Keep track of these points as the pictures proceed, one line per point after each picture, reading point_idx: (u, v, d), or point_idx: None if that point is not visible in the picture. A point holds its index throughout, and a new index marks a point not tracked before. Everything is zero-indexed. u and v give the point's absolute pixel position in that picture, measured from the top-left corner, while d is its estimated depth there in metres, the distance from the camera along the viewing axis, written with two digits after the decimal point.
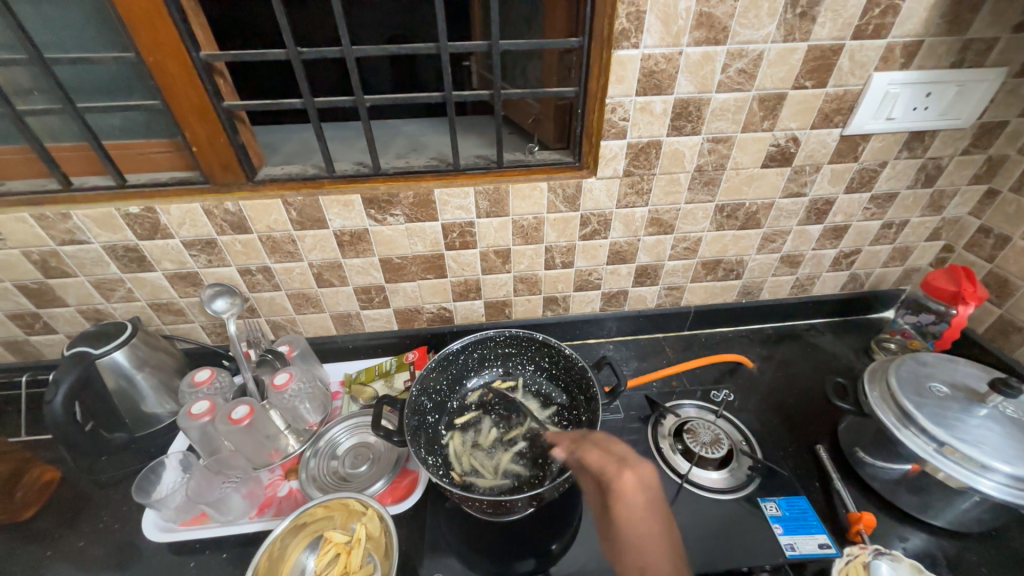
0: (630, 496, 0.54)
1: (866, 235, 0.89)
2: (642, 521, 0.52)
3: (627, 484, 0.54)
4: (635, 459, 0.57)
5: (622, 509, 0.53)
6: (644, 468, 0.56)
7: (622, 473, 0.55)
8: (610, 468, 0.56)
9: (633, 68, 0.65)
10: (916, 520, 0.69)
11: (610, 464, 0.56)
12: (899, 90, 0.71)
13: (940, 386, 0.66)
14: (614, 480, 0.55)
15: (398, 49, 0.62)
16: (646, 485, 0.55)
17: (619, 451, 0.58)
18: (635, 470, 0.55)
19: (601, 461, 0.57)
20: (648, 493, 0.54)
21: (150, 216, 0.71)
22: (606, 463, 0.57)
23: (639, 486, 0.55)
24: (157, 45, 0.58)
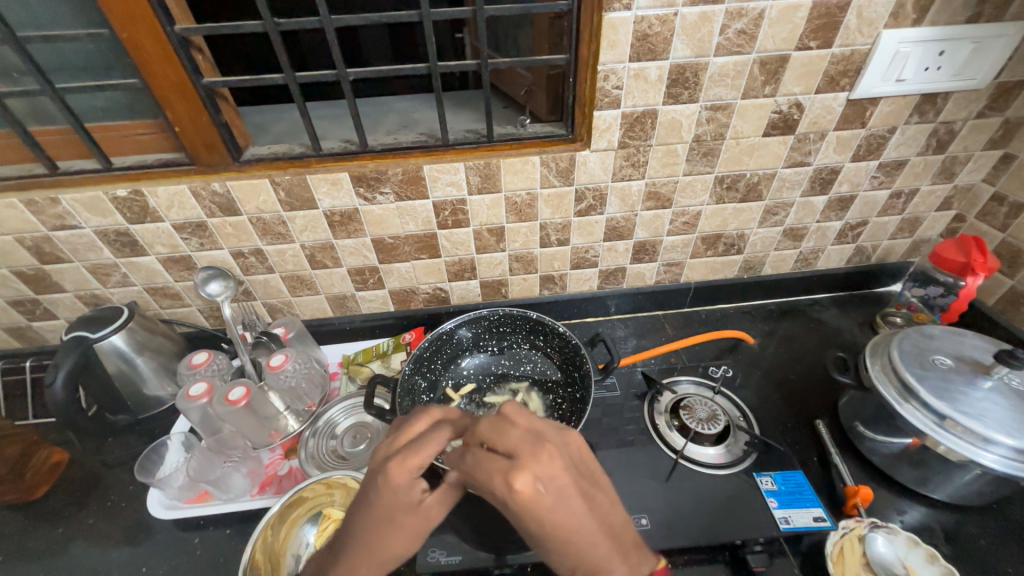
0: (539, 509, 0.41)
1: (873, 205, 0.86)
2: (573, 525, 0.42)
3: (528, 492, 0.41)
4: (527, 452, 0.42)
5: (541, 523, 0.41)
6: (541, 463, 0.42)
7: (515, 482, 0.41)
8: (501, 477, 0.42)
9: (625, 32, 0.62)
10: (915, 493, 0.68)
11: (498, 474, 0.42)
12: (910, 49, 0.67)
13: (943, 358, 0.64)
14: (510, 496, 0.41)
15: (381, 17, 0.61)
16: (551, 484, 0.41)
17: (507, 444, 0.44)
18: (530, 471, 0.41)
19: (492, 472, 0.42)
20: (561, 491, 0.41)
21: (138, 200, 0.70)
22: (493, 475, 0.42)
23: (545, 487, 0.41)
24: (129, 19, 0.56)
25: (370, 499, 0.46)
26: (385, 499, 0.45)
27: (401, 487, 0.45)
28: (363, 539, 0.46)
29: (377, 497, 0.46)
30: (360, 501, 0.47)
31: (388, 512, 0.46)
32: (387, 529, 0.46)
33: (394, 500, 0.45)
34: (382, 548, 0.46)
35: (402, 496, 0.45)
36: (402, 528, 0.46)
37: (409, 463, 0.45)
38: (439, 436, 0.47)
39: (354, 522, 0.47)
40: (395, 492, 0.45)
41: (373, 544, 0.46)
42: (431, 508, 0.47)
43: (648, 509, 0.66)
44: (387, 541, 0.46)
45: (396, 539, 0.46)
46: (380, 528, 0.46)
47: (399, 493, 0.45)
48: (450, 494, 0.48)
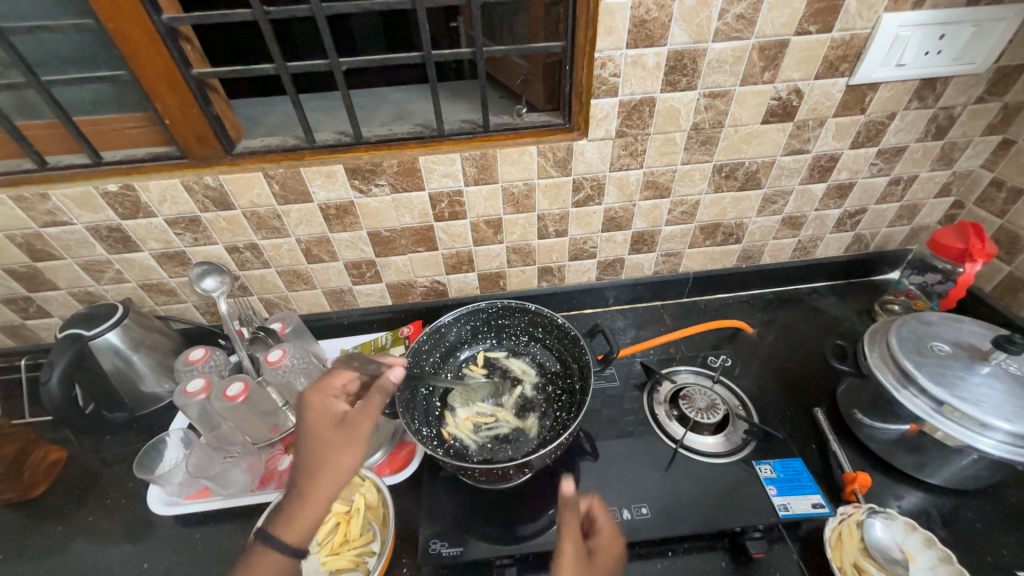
0: None
1: (872, 192, 0.86)
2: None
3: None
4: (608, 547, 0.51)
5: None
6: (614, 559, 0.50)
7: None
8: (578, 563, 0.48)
9: (622, 17, 0.61)
10: (913, 479, 0.69)
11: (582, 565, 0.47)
12: (910, 33, 0.66)
13: (941, 345, 0.64)
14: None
15: (374, 4, 0.60)
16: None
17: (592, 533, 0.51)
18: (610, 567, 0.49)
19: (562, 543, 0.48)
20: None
21: (130, 195, 0.69)
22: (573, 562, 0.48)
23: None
24: (114, 9, 0.55)
25: (303, 426, 0.53)
26: (316, 421, 0.53)
27: (327, 408, 0.54)
28: (306, 460, 0.51)
29: (306, 424, 0.53)
30: (297, 434, 0.53)
31: (320, 429, 0.52)
32: (324, 444, 0.51)
33: (324, 418, 0.53)
34: (329, 461, 0.50)
35: (330, 411, 0.54)
36: (338, 439, 0.51)
37: (326, 386, 0.56)
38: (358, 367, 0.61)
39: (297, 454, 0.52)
40: (324, 407, 0.54)
41: (319, 464, 0.50)
42: (358, 421, 0.52)
43: (648, 498, 0.66)
44: (329, 457, 0.51)
45: (340, 454, 0.51)
46: (318, 445, 0.51)
47: (325, 409, 0.54)
48: (374, 405, 0.53)
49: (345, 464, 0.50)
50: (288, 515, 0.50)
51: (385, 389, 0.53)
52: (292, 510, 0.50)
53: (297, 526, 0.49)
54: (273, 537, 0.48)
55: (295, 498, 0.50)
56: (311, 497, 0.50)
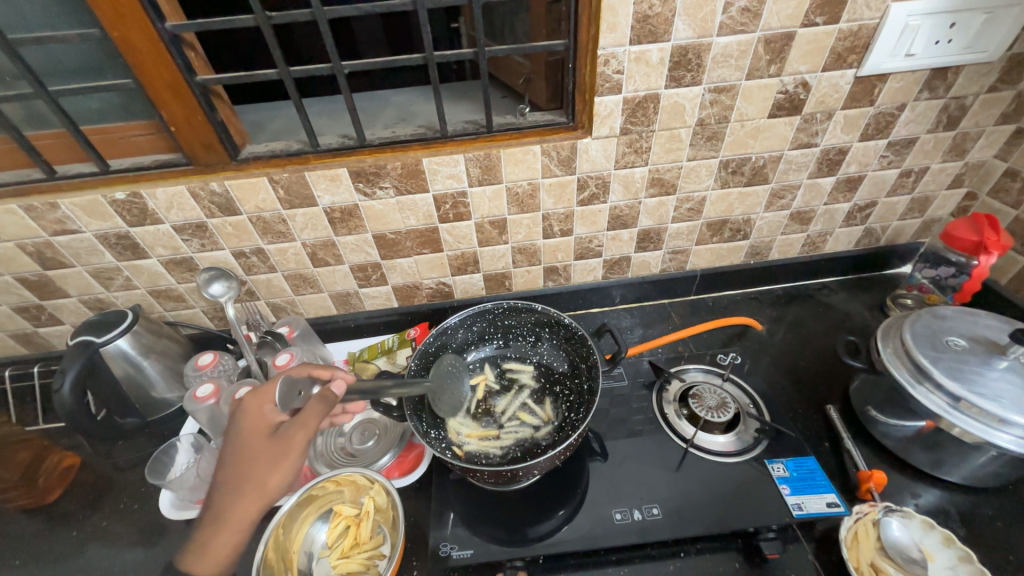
0: None
1: (883, 185, 0.84)
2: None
3: None
4: None
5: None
6: None
7: None
8: None
9: (625, 14, 0.60)
10: (930, 476, 0.68)
11: None
12: (920, 22, 0.65)
13: (957, 339, 0.63)
14: None
15: (374, 7, 0.59)
16: None
17: None
18: None
19: None
20: None
21: (137, 202, 0.69)
22: None
23: None
24: (118, 18, 0.55)
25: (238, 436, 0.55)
26: (250, 434, 0.55)
27: (263, 416, 0.56)
28: (233, 475, 0.54)
29: (241, 433, 0.56)
30: (228, 444, 0.56)
31: (254, 440, 0.55)
32: (258, 453, 0.54)
33: (259, 431, 0.55)
34: (257, 476, 0.54)
35: (267, 421, 0.56)
36: (269, 452, 0.54)
37: (266, 393, 0.58)
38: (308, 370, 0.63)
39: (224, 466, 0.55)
40: (258, 417, 0.56)
41: (245, 478, 0.54)
42: (292, 436, 0.54)
43: (658, 499, 0.66)
44: (256, 474, 0.54)
45: (266, 472, 0.54)
46: (249, 459, 0.54)
47: (262, 422, 0.56)
48: (313, 418, 0.55)
49: (271, 482, 0.54)
50: (201, 543, 0.54)
51: (326, 399, 0.57)
52: (206, 538, 0.54)
53: (209, 554, 0.54)
54: (182, 570, 0.53)
55: (213, 521, 0.54)
56: (231, 516, 0.54)
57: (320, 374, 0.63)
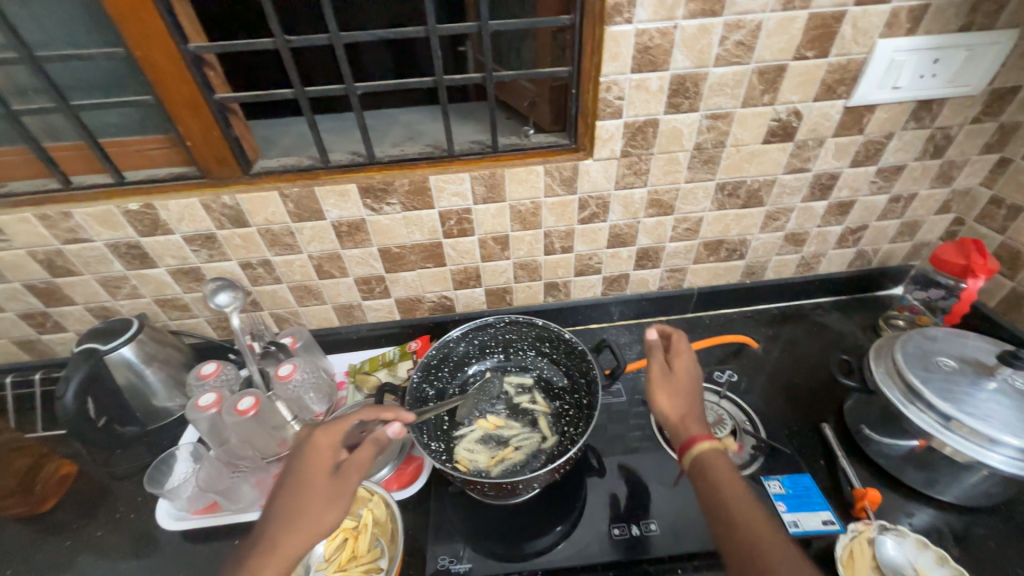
0: None
1: (873, 210, 0.87)
2: (774, 551, 0.46)
3: None
4: None
5: (659, 409, 0.59)
6: None
7: None
8: None
9: (626, 44, 0.64)
10: (923, 496, 0.69)
11: None
12: (905, 57, 0.68)
13: (947, 360, 0.65)
14: None
15: (388, 33, 0.62)
16: None
17: None
18: None
19: None
20: None
21: (149, 213, 0.71)
22: None
23: None
24: (143, 38, 0.58)
25: (299, 470, 0.55)
26: (313, 465, 0.55)
27: (323, 453, 0.55)
28: (288, 508, 0.53)
29: (302, 465, 0.55)
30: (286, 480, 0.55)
31: (314, 476, 0.54)
32: (315, 493, 0.53)
33: (320, 465, 0.55)
34: (304, 517, 0.52)
35: (329, 458, 0.55)
36: (324, 491, 0.54)
37: (335, 428, 0.56)
38: (376, 411, 0.59)
39: (281, 497, 0.54)
40: (321, 455, 0.55)
41: (297, 517, 0.52)
42: (351, 475, 0.54)
43: (656, 514, 0.66)
44: (307, 511, 0.53)
45: (314, 516, 0.52)
46: (305, 491, 0.54)
47: (323, 455, 0.55)
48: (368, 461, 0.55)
49: (318, 524, 0.52)
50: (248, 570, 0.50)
51: (380, 440, 0.56)
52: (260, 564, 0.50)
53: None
54: None
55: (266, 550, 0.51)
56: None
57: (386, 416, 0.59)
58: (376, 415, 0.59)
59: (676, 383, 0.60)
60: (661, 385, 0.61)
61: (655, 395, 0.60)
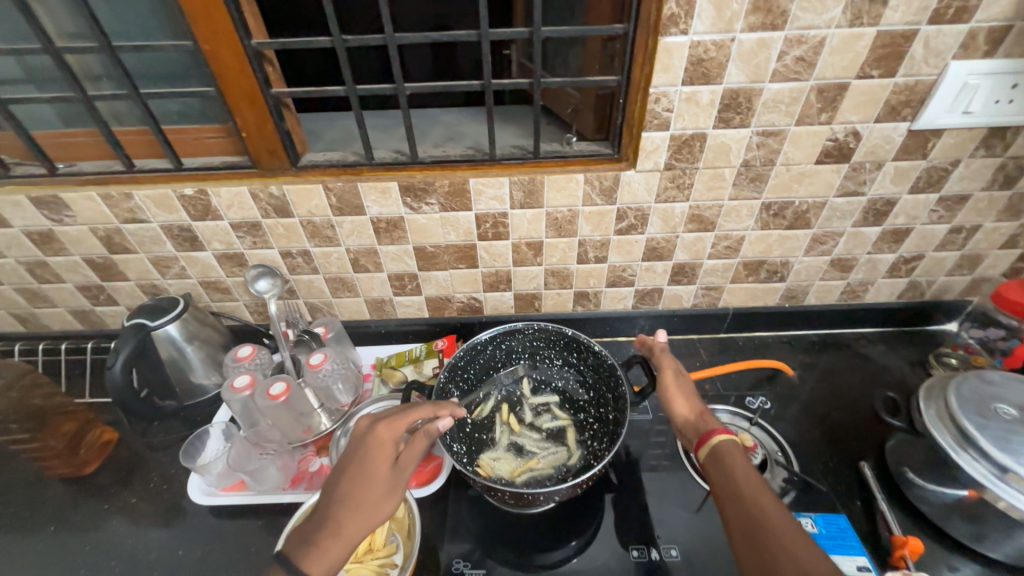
0: None
1: (931, 239, 0.82)
2: (778, 521, 0.48)
3: None
4: None
5: (675, 410, 0.64)
6: None
7: None
8: None
9: (680, 56, 0.62)
10: (969, 550, 0.64)
11: None
12: (980, 81, 0.64)
13: (1007, 408, 0.59)
14: None
15: (440, 35, 0.63)
16: None
17: None
18: None
19: None
20: None
21: (202, 199, 0.74)
22: None
23: None
24: (211, 33, 0.61)
25: (362, 457, 0.56)
26: (374, 456, 0.56)
27: (385, 444, 0.57)
28: (351, 493, 0.55)
29: (365, 453, 0.57)
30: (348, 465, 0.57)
31: (376, 465, 0.56)
32: (377, 481, 0.55)
33: (382, 457, 0.56)
34: (365, 505, 0.55)
35: (390, 448, 0.57)
36: (386, 480, 0.56)
37: (396, 421, 0.58)
38: (433, 407, 0.60)
39: (344, 481, 0.56)
40: (383, 445, 0.57)
41: (361, 503, 0.55)
42: (409, 466, 0.57)
43: (676, 540, 0.64)
44: (368, 499, 0.55)
45: (374, 504, 0.55)
46: (367, 481, 0.55)
47: (385, 447, 0.57)
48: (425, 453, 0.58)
49: (380, 510, 0.55)
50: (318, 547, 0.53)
51: (432, 434, 0.58)
52: (329, 542, 0.53)
53: (328, 557, 0.52)
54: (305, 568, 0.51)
55: (333, 530, 0.53)
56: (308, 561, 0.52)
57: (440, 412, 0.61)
58: (432, 411, 0.60)
59: (684, 386, 0.65)
60: (676, 390, 0.65)
61: (669, 396, 0.65)
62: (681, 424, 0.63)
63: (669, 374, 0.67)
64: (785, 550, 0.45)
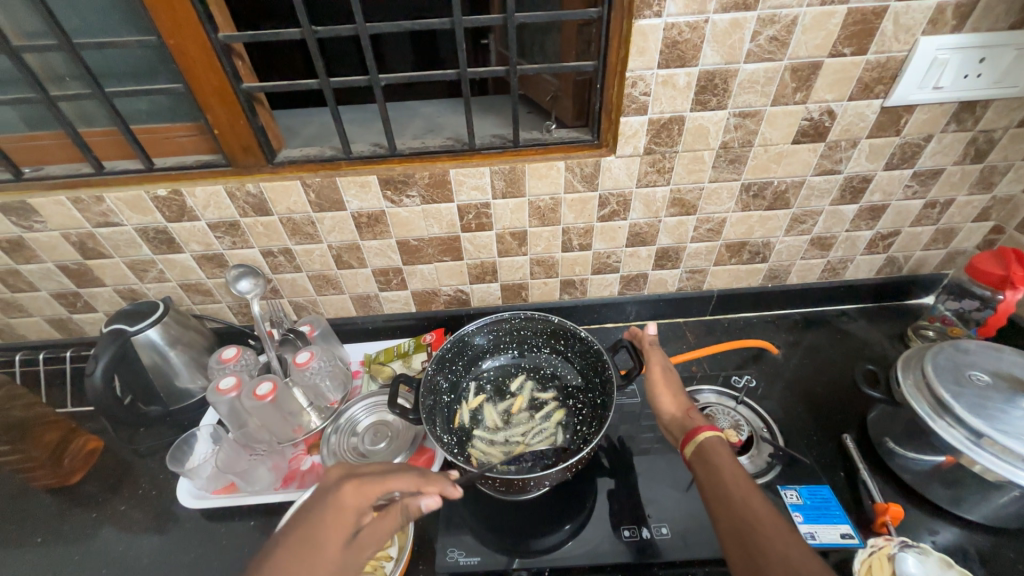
0: None
1: (907, 215, 0.84)
2: (768, 521, 0.47)
3: None
4: None
5: (662, 407, 0.65)
6: None
7: None
8: None
9: (654, 39, 0.62)
10: (948, 514, 0.66)
11: None
12: (949, 56, 0.65)
13: (980, 374, 0.62)
14: None
15: (413, 24, 0.62)
16: None
17: None
18: None
19: None
20: None
21: (177, 199, 0.73)
22: None
23: None
24: (174, 26, 0.59)
25: (316, 525, 0.50)
26: (332, 522, 0.50)
27: (349, 513, 0.51)
28: (293, 563, 0.48)
29: (323, 520, 0.50)
30: (299, 530, 0.50)
31: (331, 536, 0.50)
32: (325, 558, 0.48)
33: (340, 526, 0.50)
34: None
35: (353, 520, 0.51)
36: (337, 559, 0.49)
37: (370, 489, 0.52)
38: (418, 480, 0.54)
39: (288, 548, 0.49)
40: (345, 513, 0.51)
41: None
42: (367, 548, 0.51)
43: (667, 518, 0.65)
44: (308, 573, 0.47)
45: None
46: (316, 553, 0.48)
47: (347, 515, 0.51)
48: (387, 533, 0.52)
49: None
50: None
51: (407, 510, 0.53)
52: None
53: None
54: None
55: None
56: None
57: (424, 487, 0.54)
58: (416, 483, 0.54)
59: (672, 382, 0.67)
60: (664, 388, 0.66)
61: (657, 392, 0.66)
62: (668, 420, 0.64)
63: (657, 370, 0.68)
64: (773, 544, 0.45)
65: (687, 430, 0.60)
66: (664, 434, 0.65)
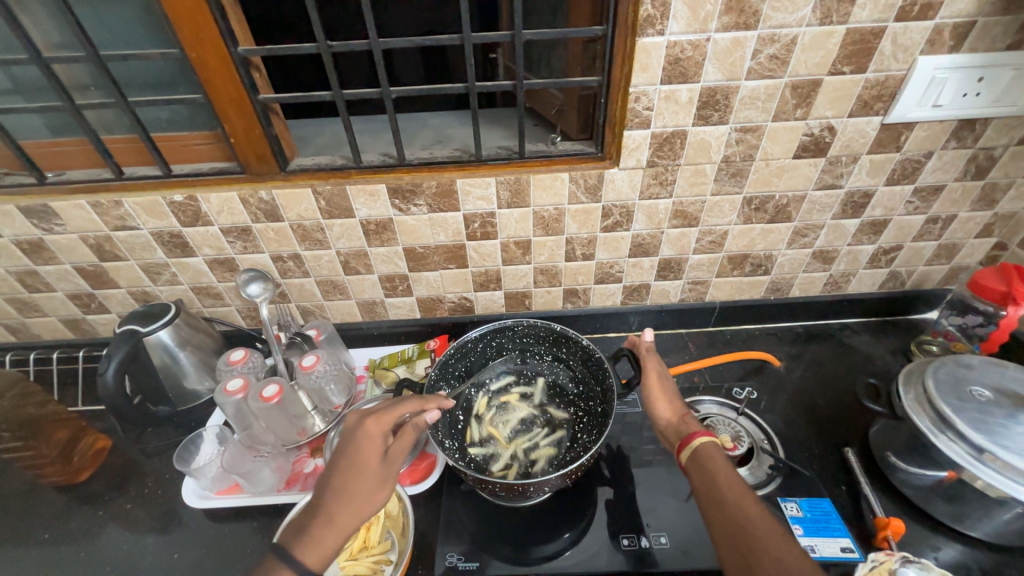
0: None
1: (909, 230, 0.85)
2: (764, 528, 0.47)
3: None
4: None
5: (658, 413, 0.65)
6: None
7: None
8: None
9: (657, 56, 0.64)
10: (951, 530, 0.66)
11: None
12: (947, 75, 0.66)
13: (982, 390, 0.62)
14: None
15: (424, 40, 0.64)
16: None
17: None
18: None
19: None
20: None
21: (192, 205, 0.75)
22: None
23: None
24: (196, 40, 0.62)
25: (351, 451, 0.56)
26: (366, 448, 0.56)
27: (375, 439, 0.56)
28: (342, 485, 0.54)
29: (355, 449, 0.56)
30: (338, 459, 0.56)
31: (366, 459, 0.56)
32: (370, 475, 0.55)
33: (373, 450, 0.56)
34: (356, 496, 0.54)
35: (381, 443, 0.57)
36: (378, 473, 0.56)
37: (386, 416, 0.58)
38: (419, 401, 0.61)
39: (333, 475, 0.55)
40: (374, 439, 0.56)
41: (353, 492, 0.54)
42: (399, 460, 0.57)
43: (666, 528, 0.66)
44: (358, 491, 0.54)
45: (365, 497, 0.55)
46: (359, 474, 0.55)
47: (374, 441, 0.56)
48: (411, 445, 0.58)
49: (373, 502, 0.55)
50: (312, 536, 0.52)
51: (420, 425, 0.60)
52: (320, 532, 0.52)
53: (320, 547, 0.52)
54: (295, 557, 0.50)
55: (325, 520, 0.53)
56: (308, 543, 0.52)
57: (427, 406, 0.61)
58: (419, 404, 0.61)
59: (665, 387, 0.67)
60: (659, 392, 0.67)
61: (655, 401, 0.66)
62: (663, 425, 0.64)
63: (652, 376, 0.68)
64: (768, 553, 0.45)
65: (682, 436, 0.61)
66: (660, 439, 0.65)
